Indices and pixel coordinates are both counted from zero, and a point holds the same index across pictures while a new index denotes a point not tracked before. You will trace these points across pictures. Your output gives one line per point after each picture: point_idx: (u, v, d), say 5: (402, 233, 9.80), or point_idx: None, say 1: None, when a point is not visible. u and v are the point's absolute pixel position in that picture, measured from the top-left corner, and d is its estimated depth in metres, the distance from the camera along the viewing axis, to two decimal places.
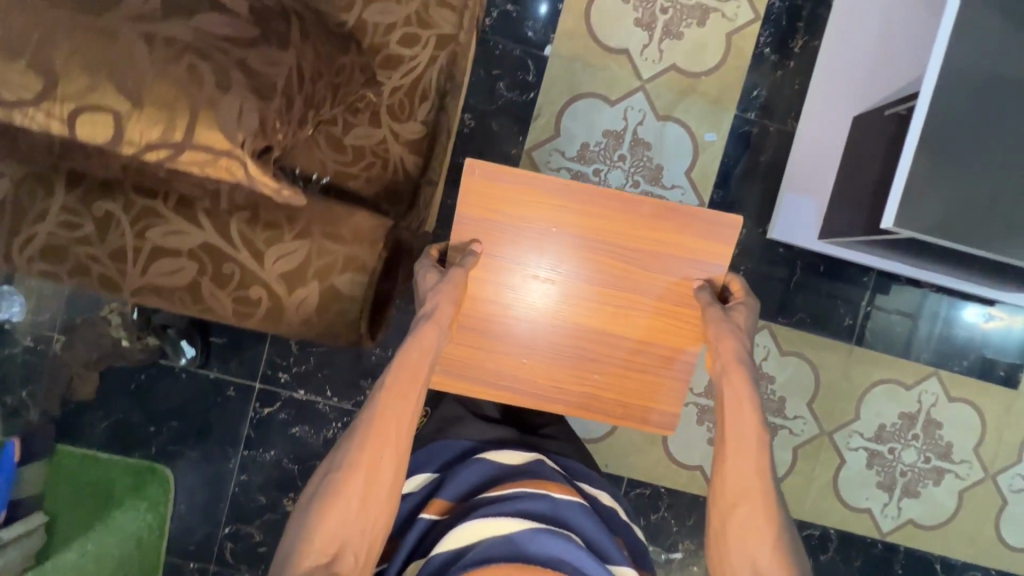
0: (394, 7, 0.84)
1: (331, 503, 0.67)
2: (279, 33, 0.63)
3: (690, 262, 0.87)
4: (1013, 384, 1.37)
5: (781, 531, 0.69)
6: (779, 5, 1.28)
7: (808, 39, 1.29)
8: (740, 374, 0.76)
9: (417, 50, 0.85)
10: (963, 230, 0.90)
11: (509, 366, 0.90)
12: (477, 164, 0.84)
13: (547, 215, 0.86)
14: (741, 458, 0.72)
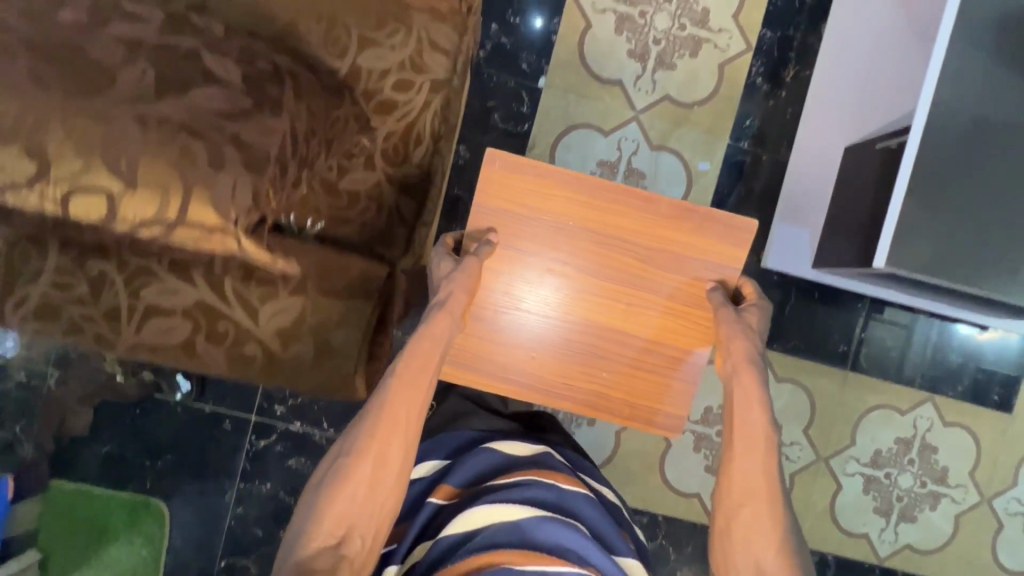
0: (388, 54, 0.84)
1: (340, 487, 0.68)
2: (272, 99, 0.66)
3: (704, 264, 0.88)
4: (1007, 408, 1.38)
5: (786, 535, 0.69)
6: (771, 35, 1.30)
7: (800, 69, 1.30)
8: (751, 374, 0.77)
9: (411, 95, 0.85)
10: (948, 269, 0.92)
11: (518, 359, 0.91)
12: (500, 156, 0.85)
13: (564, 211, 0.88)
14: (748, 459, 0.73)
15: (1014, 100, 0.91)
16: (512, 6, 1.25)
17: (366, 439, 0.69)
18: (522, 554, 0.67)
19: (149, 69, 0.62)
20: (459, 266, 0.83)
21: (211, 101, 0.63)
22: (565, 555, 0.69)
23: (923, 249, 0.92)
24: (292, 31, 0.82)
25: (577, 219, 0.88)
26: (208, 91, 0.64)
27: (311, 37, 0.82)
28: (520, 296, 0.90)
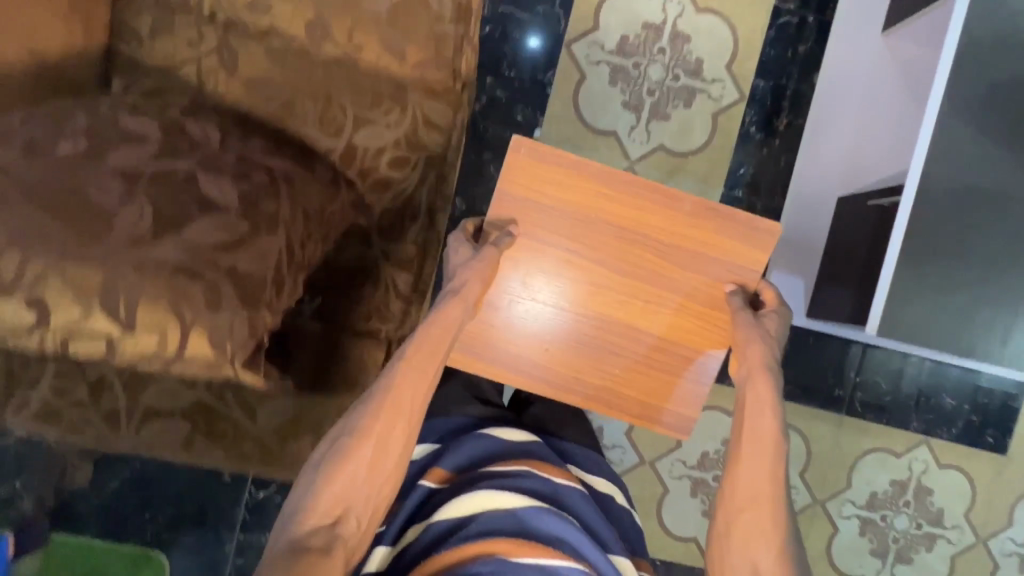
0: (383, 131, 0.85)
1: (337, 468, 0.62)
2: (268, 217, 0.69)
3: (724, 265, 0.85)
4: (1002, 449, 1.39)
5: (790, 548, 0.61)
6: (763, 86, 1.30)
7: (792, 118, 1.30)
8: (767, 376, 0.71)
9: (407, 172, 0.86)
10: (937, 337, 0.93)
11: (528, 351, 0.88)
12: (527, 144, 0.81)
13: (584, 203, 0.84)
14: (754, 466, 0.67)
15: (1002, 167, 0.92)
16: (506, 59, 1.25)
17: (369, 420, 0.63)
18: (515, 542, 0.63)
19: (146, 204, 0.65)
20: (475, 254, 0.78)
21: (207, 232, 0.66)
22: (559, 546, 0.64)
23: (913, 318, 0.93)
24: (287, 109, 0.83)
25: (598, 210, 0.84)
26: (207, 222, 0.66)
27: (307, 116, 0.83)
28: (535, 288, 0.87)
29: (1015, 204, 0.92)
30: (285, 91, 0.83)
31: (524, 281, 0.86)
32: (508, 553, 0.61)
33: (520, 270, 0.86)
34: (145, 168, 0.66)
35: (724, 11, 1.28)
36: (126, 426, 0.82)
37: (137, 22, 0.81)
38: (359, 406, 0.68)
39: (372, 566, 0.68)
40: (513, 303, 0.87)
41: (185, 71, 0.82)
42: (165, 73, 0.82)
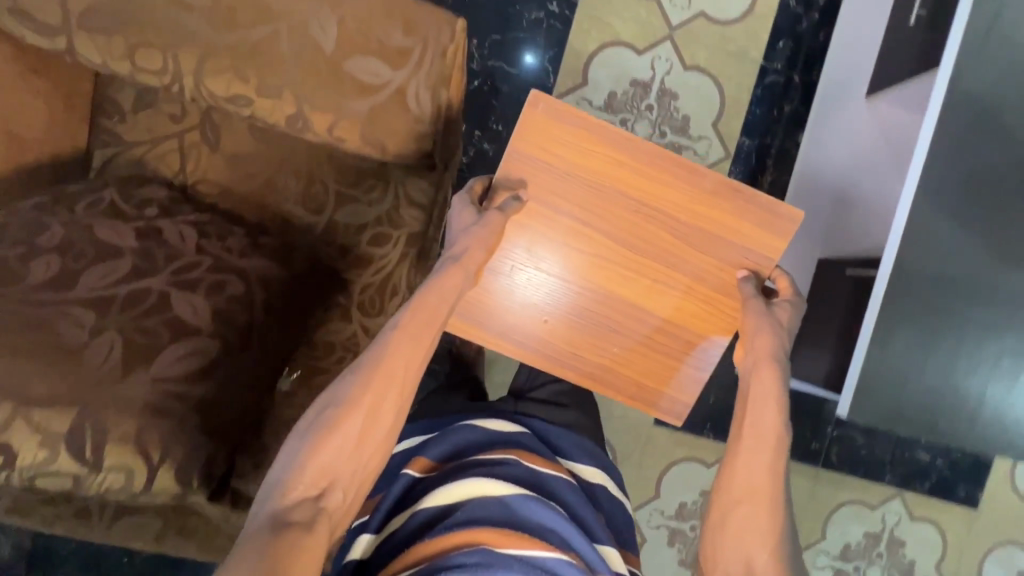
0: (365, 208, 0.85)
1: (322, 440, 0.58)
2: (241, 337, 0.71)
3: (741, 250, 0.82)
4: (974, 503, 1.42)
5: (785, 547, 0.61)
6: (749, 143, 1.33)
7: (777, 175, 1.33)
8: (771, 368, 0.70)
9: (388, 248, 0.86)
10: (907, 422, 0.94)
11: (528, 323, 0.87)
12: (547, 101, 0.76)
13: (599, 169, 0.80)
14: (753, 460, 0.66)
15: (975, 252, 0.93)
16: (494, 112, 1.24)
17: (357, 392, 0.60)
18: (500, 533, 0.63)
19: (116, 338, 0.65)
20: (479, 219, 0.76)
21: (178, 363, 0.67)
22: (545, 535, 0.64)
23: (884, 402, 0.94)
24: (269, 186, 0.84)
25: (612, 178, 0.80)
26: (177, 349, 0.67)
27: (289, 192, 0.84)
28: (538, 258, 0.84)
29: (984, 291, 0.94)
30: (268, 168, 0.83)
31: (527, 251, 0.84)
32: (493, 543, 0.61)
33: (523, 238, 0.83)
34: (114, 293, 0.67)
35: (711, 69, 1.29)
36: (98, 524, 0.82)
37: (120, 96, 0.81)
38: (344, 377, 0.65)
39: (358, 555, 0.68)
40: (514, 273, 0.84)
41: (168, 150, 0.82)
42: (149, 149, 0.82)
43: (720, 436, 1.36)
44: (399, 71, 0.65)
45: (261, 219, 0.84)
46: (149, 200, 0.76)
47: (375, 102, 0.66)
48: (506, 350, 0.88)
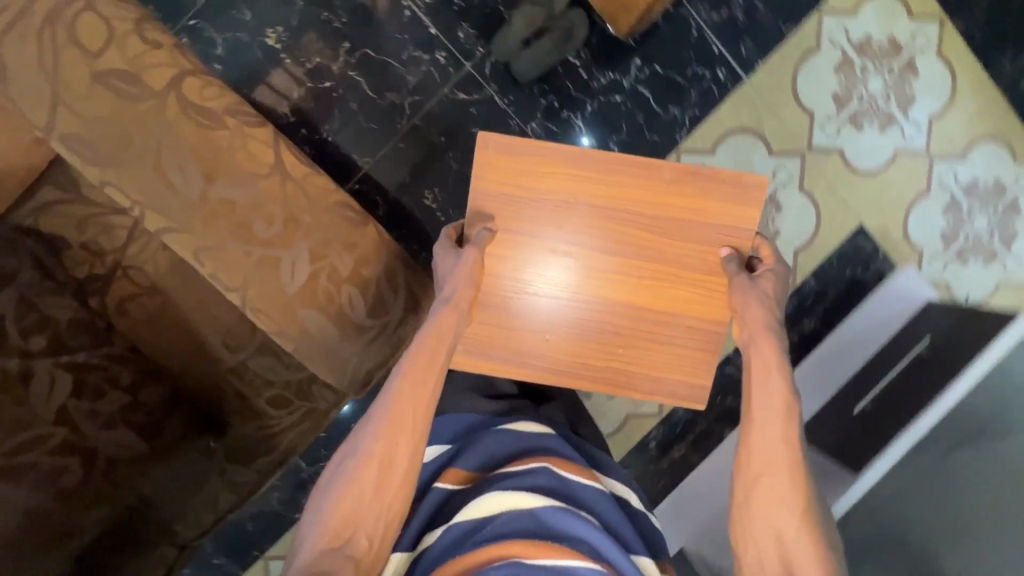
0: (281, 368, 0.86)
1: (345, 490, 0.67)
2: (67, 518, 0.75)
3: (717, 229, 0.81)
4: None
5: (811, 515, 0.67)
6: (682, 413, 1.31)
7: (688, 451, 1.31)
8: (769, 341, 0.75)
9: (280, 415, 0.86)
10: None
11: (531, 343, 0.87)
12: (497, 140, 0.79)
13: (565, 191, 0.81)
14: (768, 430, 0.71)
15: None
16: None
17: (370, 440, 0.68)
18: (529, 545, 0.58)
19: None
20: (458, 260, 0.80)
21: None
22: (578, 548, 0.59)
23: None
24: (201, 309, 0.85)
25: (581, 193, 0.82)
26: None
27: (215, 322, 0.85)
28: (534, 280, 0.85)
29: None
30: (208, 293, 0.85)
31: (527, 270, 0.85)
32: (521, 555, 0.57)
33: (516, 259, 0.84)
34: None
35: None
36: None
37: None
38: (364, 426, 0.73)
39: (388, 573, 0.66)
40: (509, 297, 0.85)
41: (116, 225, 0.84)
42: (99, 215, 0.84)
43: None
44: (344, 337, 0.75)
45: (172, 336, 0.85)
46: (50, 319, 0.75)
47: (309, 347, 0.74)
48: (524, 368, 0.88)
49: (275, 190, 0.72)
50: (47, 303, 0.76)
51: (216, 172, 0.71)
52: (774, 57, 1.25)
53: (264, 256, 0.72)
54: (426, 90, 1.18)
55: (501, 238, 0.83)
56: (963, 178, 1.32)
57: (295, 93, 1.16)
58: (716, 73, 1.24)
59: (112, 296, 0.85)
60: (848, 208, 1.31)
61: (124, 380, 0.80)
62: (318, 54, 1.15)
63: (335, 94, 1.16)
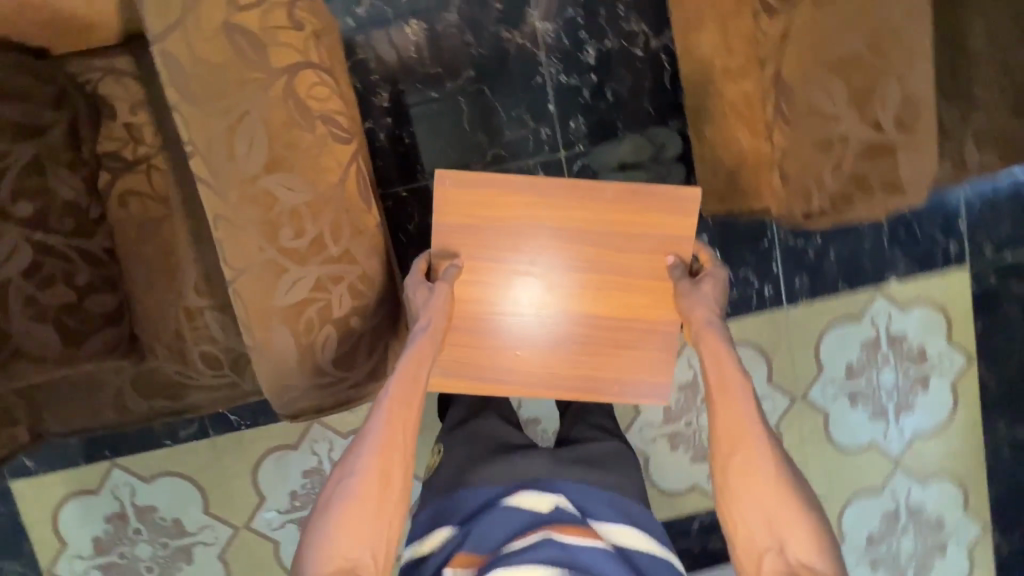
0: (231, 334, 0.84)
1: (345, 512, 0.68)
2: None
3: (664, 239, 0.85)
4: None
5: (784, 470, 0.71)
6: None
7: None
8: (717, 338, 0.77)
9: (200, 372, 0.85)
10: None
11: (513, 357, 0.90)
12: (452, 176, 0.81)
13: (522, 216, 0.84)
14: (730, 409, 0.73)
15: None
16: None
17: (366, 459, 0.69)
18: None
19: None
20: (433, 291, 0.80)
21: None
22: None
23: None
24: (194, 240, 0.84)
25: (542, 221, 0.84)
26: None
27: (200, 261, 0.84)
28: (513, 302, 0.88)
29: None
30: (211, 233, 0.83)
31: (507, 294, 0.88)
32: None
33: (490, 287, 0.88)
34: None
35: None
36: None
37: None
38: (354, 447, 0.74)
39: None
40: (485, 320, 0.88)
41: (164, 126, 0.84)
42: (158, 106, 0.83)
43: None
44: (301, 371, 0.72)
45: (150, 255, 0.83)
46: (51, 193, 0.77)
47: (263, 363, 0.71)
48: (517, 382, 0.92)
49: (319, 205, 0.68)
50: (55, 176, 0.77)
51: (278, 164, 0.66)
52: (818, 303, 1.29)
53: (269, 263, 0.67)
54: (515, 151, 1.20)
55: (470, 269, 0.86)
56: (914, 499, 1.35)
57: (401, 85, 1.16)
58: (762, 288, 1.27)
59: (117, 185, 0.83)
60: (805, 467, 1.33)
61: (79, 280, 0.79)
62: (440, 65, 1.16)
63: (435, 107, 1.17)
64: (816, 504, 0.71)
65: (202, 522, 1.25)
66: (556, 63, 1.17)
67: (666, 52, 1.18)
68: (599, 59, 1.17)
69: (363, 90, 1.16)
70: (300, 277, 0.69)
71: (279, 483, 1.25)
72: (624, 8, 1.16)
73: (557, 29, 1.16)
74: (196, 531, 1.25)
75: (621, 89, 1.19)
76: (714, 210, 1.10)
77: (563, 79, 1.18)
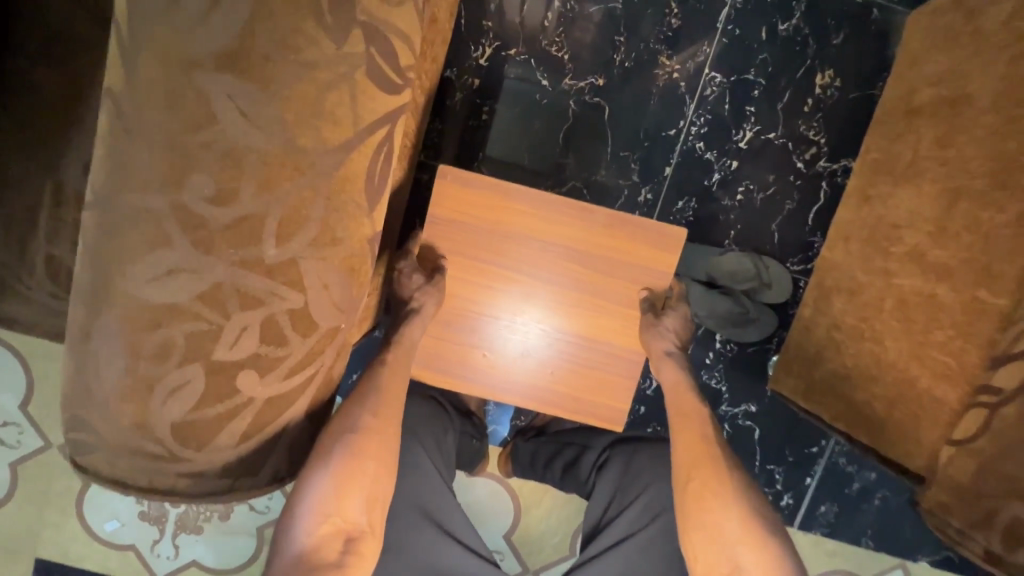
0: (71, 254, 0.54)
1: (338, 470, 0.52)
2: None
3: (637, 268, 0.70)
4: None
5: (735, 480, 0.59)
6: None
7: None
8: (689, 395, 0.66)
9: (34, 284, 0.58)
10: None
11: (497, 364, 0.72)
12: (455, 172, 0.68)
13: (521, 227, 0.69)
14: (686, 425, 0.63)
15: None
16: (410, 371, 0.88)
17: (368, 412, 0.55)
18: None
19: None
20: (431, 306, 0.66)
21: None
22: None
23: None
24: None
25: (522, 228, 0.69)
26: None
27: None
28: (494, 307, 0.71)
29: None
30: None
31: (481, 301, 0.71)
32: None
33: (460, 290, 0.70)
34: None
35: None
36: None
37: None
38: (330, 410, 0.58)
39: None
40: (474, 323, 0.71)
41: None
42: None
43: None
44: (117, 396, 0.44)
45: (53, 96, 0.55)
46: None
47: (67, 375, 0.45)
48: (499, 397, 0.73)
49: (286, 168, 0.43)
50: None
51: (237, 61, 0.40)
52: (830, 543, 1.04)
53: (141, 212, 0.41)
54: (602, 199, 0.93)
55: (460, 267, 0.70)
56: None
57: (512, 50, 0.89)
58: (781, 496, 1.02)
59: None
60: None
61: None
62: (571, 54, 0.89)
63: (537, 98, 0.90)
64: (767, 510, 0.58)
65: (11, 417, 0.98)
66: (701, 123, 0.90)
67: (830, 181, 0.91)
68: (751, 147, 0.91)
69: (463, 30, 0.88)
70: (179, 269, 0.42)
71: None
72: (812, 106, 0.90)
73: (725, 86, 0.89)
74: None
75: (755, 195, 0.92)
76: (788, 392, 0.85)
77: (699, 147, 0.91)
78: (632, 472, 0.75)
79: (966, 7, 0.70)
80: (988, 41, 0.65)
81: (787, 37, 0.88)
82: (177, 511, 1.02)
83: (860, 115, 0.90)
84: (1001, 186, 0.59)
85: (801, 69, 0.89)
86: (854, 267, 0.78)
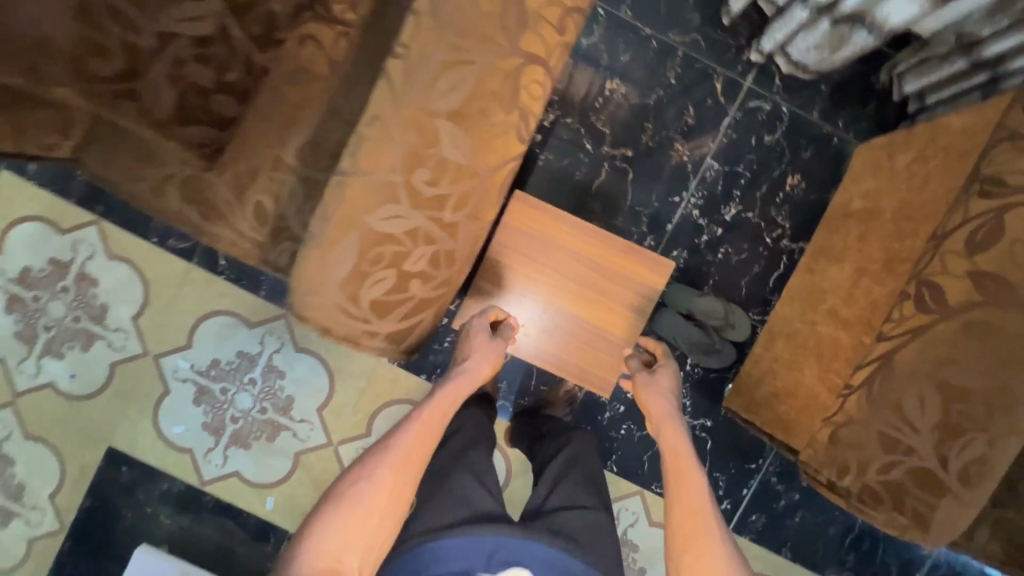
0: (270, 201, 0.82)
1: (343, 517, 0.69)
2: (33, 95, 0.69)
3: (636, 283, 0.98)
4: None
5: (723, 552, 0.73)
6: None
7: None
8: (689, 467, 0.82)
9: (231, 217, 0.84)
10: None
11: (527, 334, 0.99)
12: (525, 197, 0.95)
13: (563, 241, 0.97)
14: (684, 505, 0.78)
15: None
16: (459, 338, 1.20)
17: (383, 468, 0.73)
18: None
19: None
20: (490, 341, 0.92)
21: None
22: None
23: None
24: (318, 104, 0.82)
25: (563, 241, 0.97)
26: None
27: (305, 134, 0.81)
28: (533, 294, 0.98)
29: None
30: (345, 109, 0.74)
31: (524, 287, 0.98)
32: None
33: (511, 278, 0.98)
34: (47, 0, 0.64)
35: None
36: None
37: None
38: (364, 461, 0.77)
39: None
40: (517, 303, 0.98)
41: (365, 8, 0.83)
42: None
43: (73, 510, 1.22)
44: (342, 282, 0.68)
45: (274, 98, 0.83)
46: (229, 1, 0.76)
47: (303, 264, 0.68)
48: (523, 357, 1.00)
49: None
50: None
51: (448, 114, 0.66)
52: (757, 548, 1.26)
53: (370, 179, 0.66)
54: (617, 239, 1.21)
55: (516, 262, 0.97)
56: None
57: (569, 118, 1.19)
58: (722, 500, 1.25)
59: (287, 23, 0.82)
60: None
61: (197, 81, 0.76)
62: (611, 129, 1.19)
63: (581, 156, 1.20)
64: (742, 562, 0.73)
65: (122, 325, 1.22)
66: (699, 197, 1.20)
67: (789, 256, 1.21)
68: (734, 220, 1.20)
69: None
70: (402, 216, 0.67)
71: (211, 344, 1.23)
72: (782, 198, 1.20)
73: (720, 172, 1.20)
74: (111, 329, 1.21)
75: (732, 257, 1.21)
76: (735, 408, 1.11)
77: (694, 214, 1.21)
78: (557, 443, 0.99)
79: (888, 150, 1.01)
80: (898, 175, 0.95)
81: (769, 146, 1.19)
82: (233, 426, 1.24)
83: (816, 211, 1.20)
84: (889, 270, 0.87)
85: (777, 170, 1.20)
86: (795, 318, 1.06)
